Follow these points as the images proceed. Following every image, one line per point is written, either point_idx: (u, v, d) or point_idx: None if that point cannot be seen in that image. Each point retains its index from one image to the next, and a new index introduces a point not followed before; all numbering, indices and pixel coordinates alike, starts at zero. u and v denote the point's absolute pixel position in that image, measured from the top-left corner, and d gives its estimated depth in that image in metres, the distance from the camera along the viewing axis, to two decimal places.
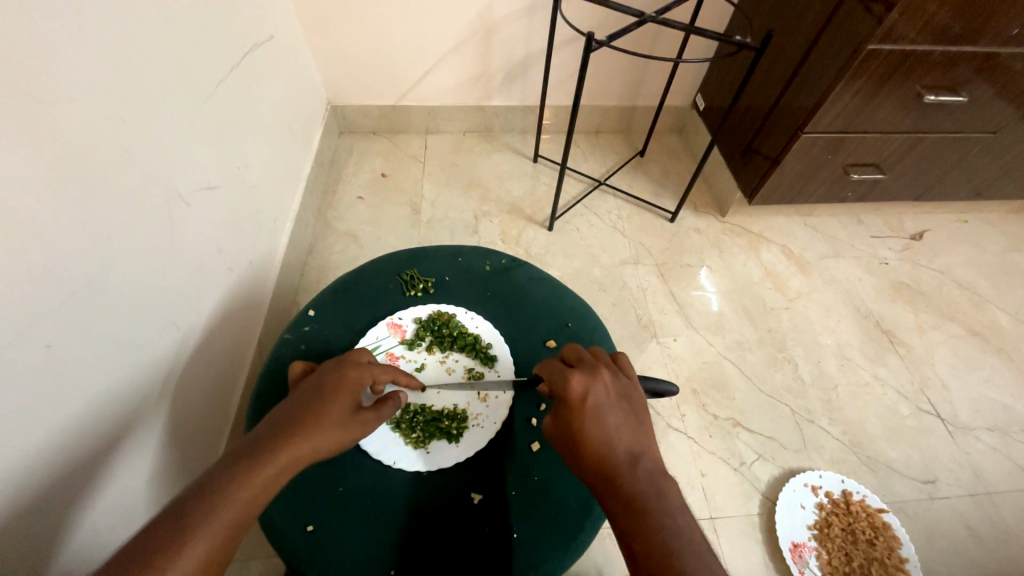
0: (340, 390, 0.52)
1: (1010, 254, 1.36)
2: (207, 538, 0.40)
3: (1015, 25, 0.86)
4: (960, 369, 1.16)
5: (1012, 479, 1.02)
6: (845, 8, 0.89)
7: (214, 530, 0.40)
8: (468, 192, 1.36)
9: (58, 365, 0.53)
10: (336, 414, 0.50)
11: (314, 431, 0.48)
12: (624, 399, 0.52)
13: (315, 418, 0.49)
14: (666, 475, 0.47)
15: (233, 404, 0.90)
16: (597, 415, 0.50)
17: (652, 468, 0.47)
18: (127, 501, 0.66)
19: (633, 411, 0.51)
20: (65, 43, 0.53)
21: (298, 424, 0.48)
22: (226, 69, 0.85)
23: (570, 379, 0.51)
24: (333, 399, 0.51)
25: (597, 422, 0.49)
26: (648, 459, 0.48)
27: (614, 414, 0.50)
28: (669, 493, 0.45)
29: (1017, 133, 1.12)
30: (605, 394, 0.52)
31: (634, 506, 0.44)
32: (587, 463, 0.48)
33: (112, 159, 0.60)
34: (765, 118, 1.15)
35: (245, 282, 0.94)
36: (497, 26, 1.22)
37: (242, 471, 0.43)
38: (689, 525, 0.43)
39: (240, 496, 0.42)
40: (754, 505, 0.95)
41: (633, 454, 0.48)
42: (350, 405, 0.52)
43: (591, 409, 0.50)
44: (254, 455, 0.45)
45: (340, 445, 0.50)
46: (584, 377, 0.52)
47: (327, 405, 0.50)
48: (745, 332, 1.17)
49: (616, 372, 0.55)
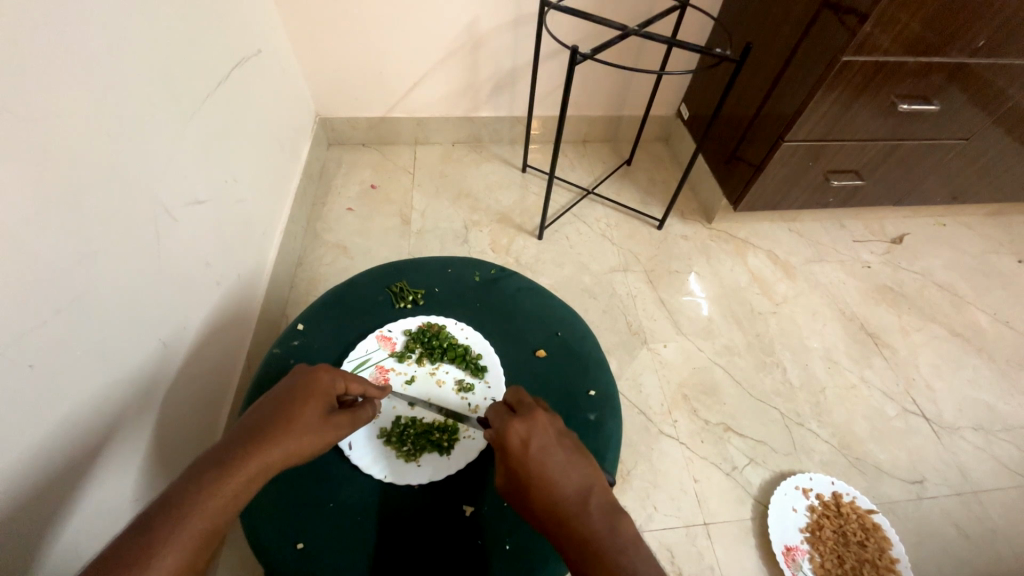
0: (311, 394, 0.52)
1: (987, 257, 1.40)
2: (179, 548, 0.39)
3: (982, 36, 0.89)
4: (944, 369, 1.18)
5: (996, 477, 1.04)
6: (821, 21, 0.92)
7: (186, 538, 0.40)
8: (457, 202, 1.37)
9: (39, 384, 0.52)
10: (310, 421, 0.50)
11: (287, 436, 0.48)
12: (565, 437, 0.54)
13: (288, 424, 0.49)
14: (618, 508, 0.48)
15: (221, 418, 0.89)
16: (541, 460, 0.51)
17: (604, 506, 0.48)
18: (109, 517, 0.64)
19: (575, 448, 0.53)
20: (47, 62, 0.53)
21: (270, 431, 0.48)
22: (213, 85, 0.85)
23: (510, 428, 0.53)
24: (306, 405, 0.51)
25: (541, 466, 0.51)
26: (599, 493, 0.50)
27: (556, 456, 0.52)
28: (623, 529, 0.46)
29: (990, 139, 1.16)
30: (546, 438, 0.53)
31: (590, 546, 0.45)
32: (538, 508, 0.49)
33: (96, 180, 0.60)
34: (748, 125, 1.17)
35: (233, 296, 0.93)
36: (484, 39, 1.24)
37: (213, 481, 0.43)
38: (644, 560, 0.44)
39: (213, 504, 0.42)
40: (746, 509, 0.96)
41: (581, 493, 0.49)
42: (324, 410, 0.52)
43: (534, 454, 0.51)
44: (224, 466, 0.44)
45: (315, 449, 0.51)
46: (524, 424, 0.53)
47: (300, 411, 0.51)
48: (733, 337, 1.19)
49: (552, 416, 0.57)
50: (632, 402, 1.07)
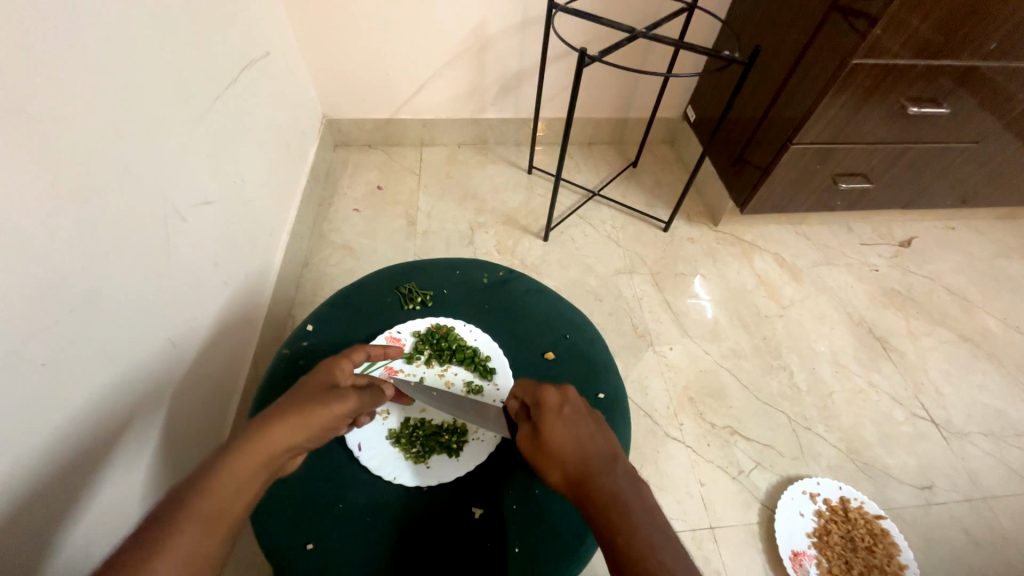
0: (314, 380, 0.54)
1: (997, 261, 1.39)
2: (188, 526, 0.40)
3: (992, 40, 0.88)
4: (953, 374, 1.17)
5: (1007, 483, 1.03)
6: (830, 24, 0.91)
7: (194, 518, 0.41)
8: (464, 203, 1.37)
9: (51, 385, 0.53)
10: (311, 398, 0.51)
11: (288, 413, 0.49)
12: (594, 414, 0.56)
13: (291, 405, 0.50)
14: (640, 479, 0.50)
15: (228, 419, 0.89)
16: (570, 424, 0.53)
17: (629, 473, 0.50)
18: (119, 520, 0.64)
19: (602, 424, 0.55)
20: (59, 63, 0.53)
21: (273, 412, 0.49)
22: (223, 87, 0.86)
23: (545, 393, 0.55)
24: (309, 389, 0.53)
25: (571, 429, 0.53)
26: (623, 462, 0.51)
27: (585, 424, 0.54)
28: (645, 495, 0.48)
29: (1000, 143, 1.15)
30: (577, 408, 0.55)
31: (611, 504, 0.46)
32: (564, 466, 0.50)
33: (107, 181, 0.60)
34: (755, 128, 1.16)
35: (241, 297, 0.94)
36: (491, 42, 1.24)
37: (222, 462, 0.45)
38: (663, 524, 0.46)
39: (221, 483, 0.43)
40: (753, 514, 0.95)
41: (608, 458, 0.51)
42: (325, 388, 0.53)
43: (565, 418, 0.54)
44: (230, 448, 0.46)
45: (318, 421, 0.51)
46: (558, 391, 0.56)
47: (302, 394, 0.52)
48: (740, 340, 1.18)
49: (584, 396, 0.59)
50: (638, 405, 1.06)
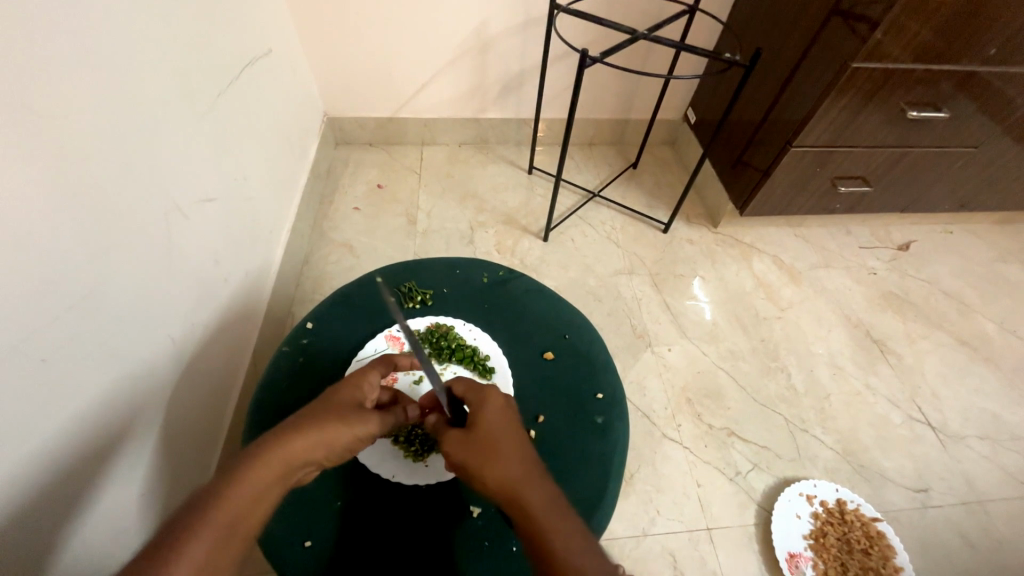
0: (342, 396, 0.52)
1: (995, 265, 1.39)
2: (201, 542, 0.40)
3: (993, 44, 0.89)
4: (950, 378, 1.17)
5: (1002, 486, 1.03)
6: (831, 27, 0.92)
7: (208, 536, 0.40)
8: (464, 203, 1.37)
9: (51, 381, 0.53)
10: (339, 420, 0.50)
11: (312, 433, 0.48)
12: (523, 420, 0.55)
13: (318, 423, 0.49)
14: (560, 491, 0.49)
15: (227, 417, 0.89)
16: (505, 430, 0.52)
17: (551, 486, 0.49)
18: (119, 517, 0.64)
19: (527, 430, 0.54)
20: (61, 58, 0.53)
21: (299, 428, 0.48)
22: (224, 84, 0.86)
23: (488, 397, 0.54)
24: (338, 407, 0.51)
25: (507, 436, 0.51)
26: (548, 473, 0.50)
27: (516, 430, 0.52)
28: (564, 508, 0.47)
29: (999, 148, 1.15)
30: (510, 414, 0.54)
31: (538, 516, 0.45)
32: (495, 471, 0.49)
33: (109, 176, 0.60)
34: (755, 131, 1.17)
35: (241, 294, 0.94)
36: (493, 41, 1.24)
37: (235, 473, 0.44)
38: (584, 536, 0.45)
39: (234, 497, 0.43)
40: (750, 515, 0.96)
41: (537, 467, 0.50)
42: (354, 409, 0.51)
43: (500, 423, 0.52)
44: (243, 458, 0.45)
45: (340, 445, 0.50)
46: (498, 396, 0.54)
47: (331, 411, 0.50)
48: (738, 341, 1.18)
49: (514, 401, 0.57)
50: (637, 406, 1.07)
